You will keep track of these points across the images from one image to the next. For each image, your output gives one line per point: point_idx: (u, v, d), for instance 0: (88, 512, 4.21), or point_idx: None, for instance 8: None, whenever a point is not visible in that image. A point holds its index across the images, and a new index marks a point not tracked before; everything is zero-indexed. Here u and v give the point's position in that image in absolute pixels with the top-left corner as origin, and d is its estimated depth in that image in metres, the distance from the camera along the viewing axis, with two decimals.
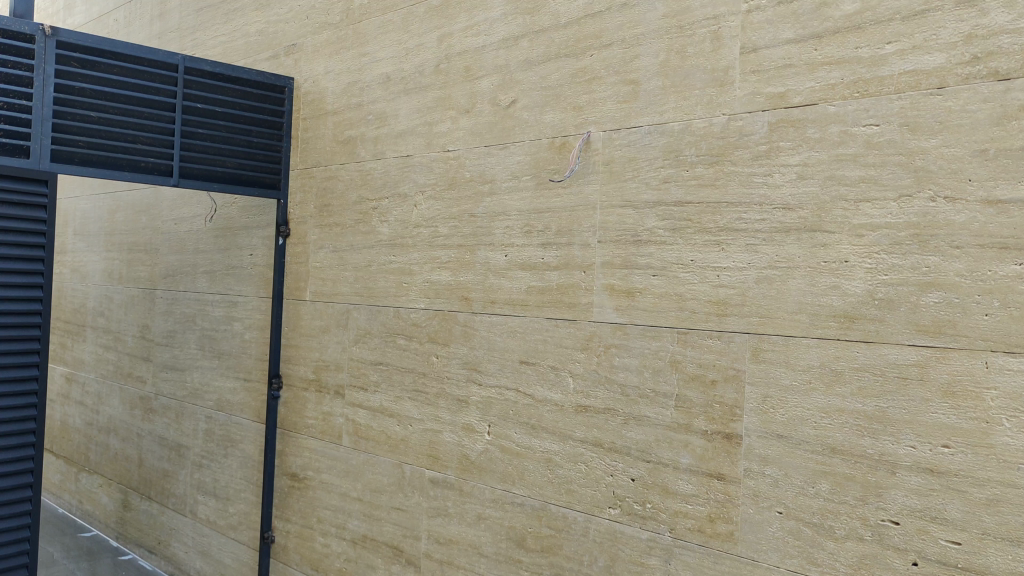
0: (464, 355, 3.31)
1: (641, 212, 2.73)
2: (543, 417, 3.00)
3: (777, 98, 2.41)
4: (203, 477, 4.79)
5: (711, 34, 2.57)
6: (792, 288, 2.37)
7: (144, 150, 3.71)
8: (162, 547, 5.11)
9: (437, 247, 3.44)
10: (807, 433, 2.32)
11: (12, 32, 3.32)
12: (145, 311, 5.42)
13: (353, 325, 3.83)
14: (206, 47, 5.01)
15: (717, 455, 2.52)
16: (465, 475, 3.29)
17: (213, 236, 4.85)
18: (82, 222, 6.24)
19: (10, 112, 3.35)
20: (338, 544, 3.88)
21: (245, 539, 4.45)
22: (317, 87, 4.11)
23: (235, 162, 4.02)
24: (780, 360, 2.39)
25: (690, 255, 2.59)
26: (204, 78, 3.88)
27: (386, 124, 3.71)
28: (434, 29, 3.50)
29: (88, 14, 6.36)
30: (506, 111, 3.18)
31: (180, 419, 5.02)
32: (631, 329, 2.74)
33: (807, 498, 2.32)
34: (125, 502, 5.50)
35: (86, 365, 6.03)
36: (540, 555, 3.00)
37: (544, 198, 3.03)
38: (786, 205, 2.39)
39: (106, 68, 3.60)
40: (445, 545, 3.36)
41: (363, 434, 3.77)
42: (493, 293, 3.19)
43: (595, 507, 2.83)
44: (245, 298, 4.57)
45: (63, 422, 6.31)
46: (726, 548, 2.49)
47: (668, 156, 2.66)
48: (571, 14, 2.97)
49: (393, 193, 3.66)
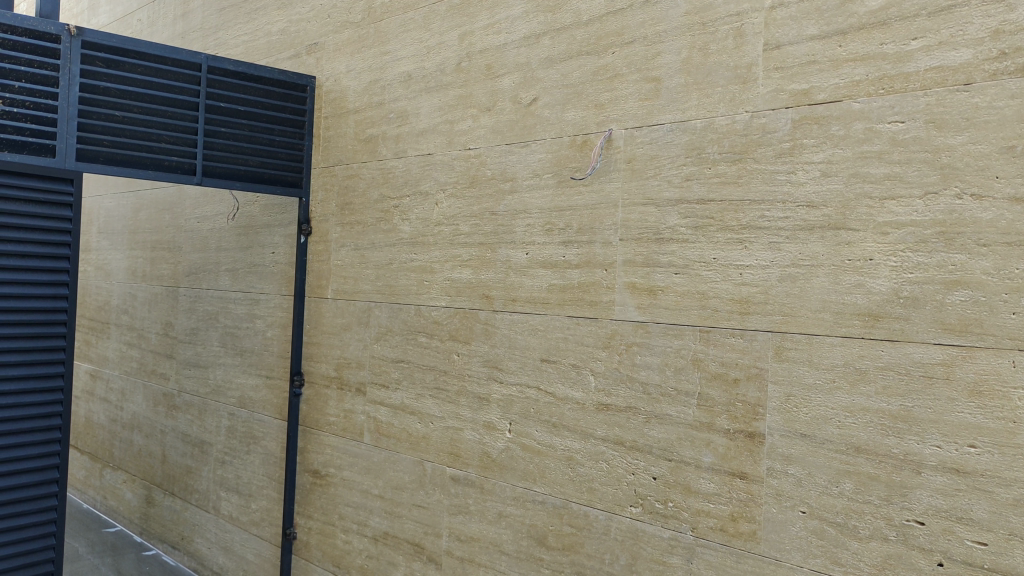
0: (485, 353, 3.31)
1: (662, 211, 2.72)
2: (564, 416, 3.00)
3: (801, 95, 2.40)
4: (225, 473, 4.83)
5: (734, 31, 2.55)
6: (815, 286, 2.35)
7: (167, 149, 3.75)
8: (185, 543, 5.15)
9: (458, 245, 3.44)
10: (830, 433, 2.31)
11: (37, 31, 3.36)
12: (168, 308, 5.46)
13: (375, 323, 3.84)
14: (228, 46, 5.04)
15: (740, 454, 2.51)
16: (487, 473, 3.29)
17: (235, 234, 4.89)
18: (106, 220, 6.30)
19: (36, 111, 3.38)
20: (360, 541, 3.90)
21: (268, 535, 4.47)
22: (338, 86, 4.13)
23: (257, 161, 4.04)
24: (804, 359, 2.37)
25: (712, 253, 2.58)
26: (227, 77, 3.90)
27: (407, 122, 3.72)
28: (455, 27, 3.50)
29: (112, 14, 6.42)
30: (528, 109, 3.18)
31: (202, 416, 5.06)
32: (653, 327, 2.73)
33: (831, 498, 2.31)
34: (149, 498, 5.55)
35: (110, 362, 6.09)
36: (561, 553, 2.99)
37: (566, 196, 3.02)
38: (809, 203, 2.37)
39: (130, 67, 3.63)
40: (466, 543, 3.37)
41: (384, 432, 3.78)
42: (514, 291, 3.19)
43: (617, 506, 2.83)
44: (267, 295, 4.59)
45: (87, 418, 6.38)
46: (749, 548, 2.47)
47: (691, 154, 2.65)
48: (593, 12, 2.96)
49: (415, 191, 3.67)
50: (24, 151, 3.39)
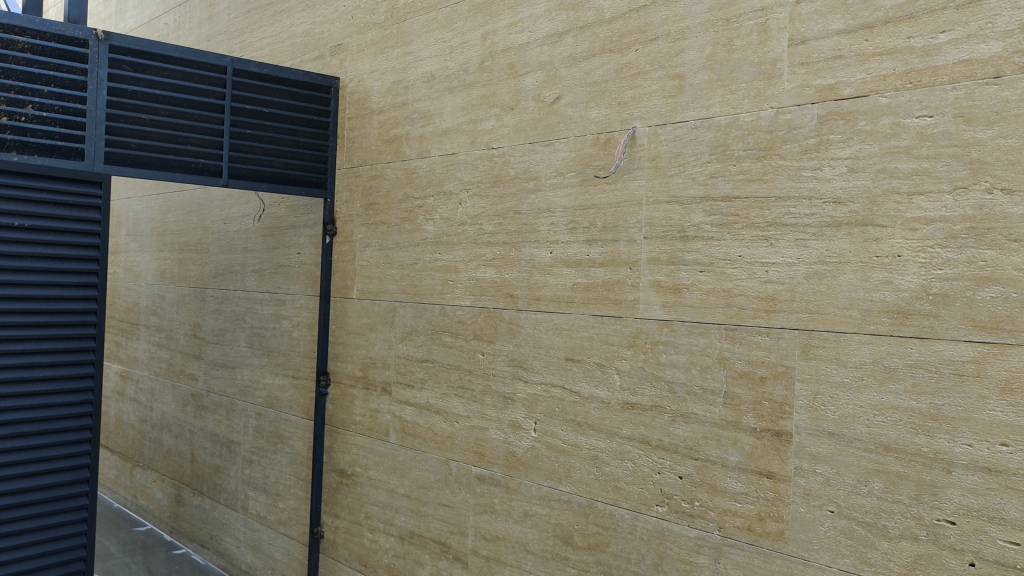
0: (510, 352, 3.31)
1: (687, 208, 2.70)
2: (590, 415, 2.99)
3: (827, 90, 2.37)
4: (253, 473, 4.87)
5: (758, 26, 2.53)
6: (843, 283, 2.33)
7: (194, 151, 3.77)
8: (214, 542, 5.20)
9: (482, 245, 3.44)
10: (858, 431, 2.29)
11: (66, 36, 3.41)
12: (196, 309, 5.51)
13: (400, 323, 3.85)
14: (253, 49, 5.08)
15: (767, 453, 2.48)
16: (512, 472, 3.29)
17: (262, 235, 4.92)
18: (135, 223, 6.37)
19: (65, 115, 3.42)
20: (386, 540, 3.91)
21: (295, 534, 4.50)
22: (362, 87, 4.15)
23: (282, 162, 4.06)
24: (831, 357, 2.35)
25: (738, 250, 2.56)
26: (253, 79, 3.92)
27: (431, 122, 3.72)
28: (477, 27, 3.50)
29: (139, 18, 6.49)
30: (551, 108, 3.17)
31: (230, 415, 5.10)
32: (678, 325, 2.72)
33: (860, 497, 2.28)
34: (178, 497, 5.60)
35: (139, 363, 6.15)
36: (587, 552, 2.99)
37: (590, 194, 3.01)
38: (836, 199, 2.35)
39: (158, 71, 3.66)
40: (492, 542, 3.37)
41: (410, 431, 3.79)
42: (539, 290, 3.19)
43: (643, 505, 2.81)
44: (293, 296, 4.62)
45: (118, 418, 6.45)
46: (776, 548, 2.46)
47: (715, 151, 2.64)
48: (615, 10, 2.95)
49: (438, 191, 3.67)
50: (54, 154, 3.42)
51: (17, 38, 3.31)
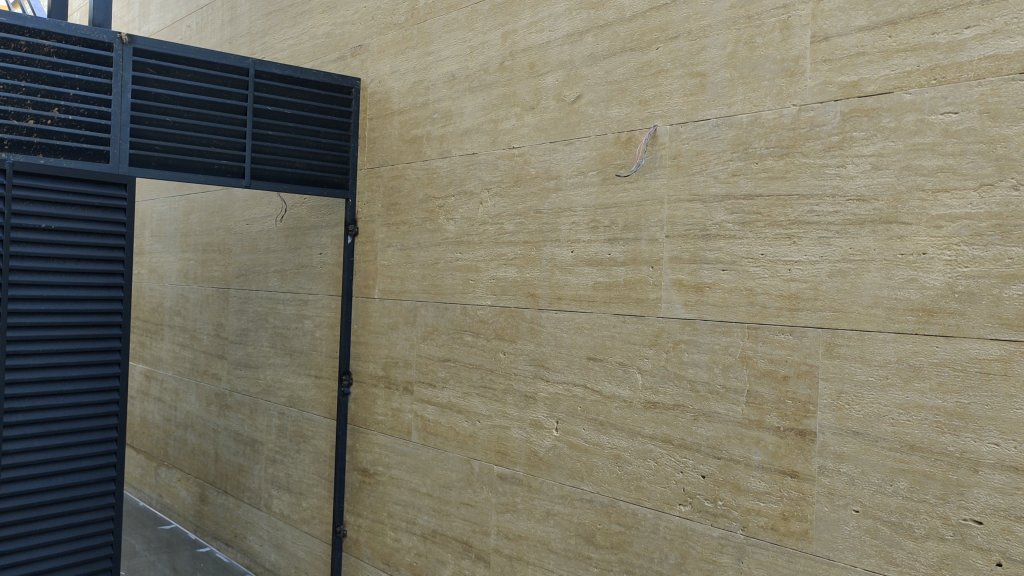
0: (531, 352, 3.31)
1: (708, 207, 2.70)
2: (611, 414, 2.99)
3: (850, 87, 2.36)
4: (276, 472, 4.90)
5: (781, 23, 2.52)
6: (867, 281, 2.31)
7: (217, 152, 3.80)
8: (238, 540, 5.24)
9: (504, 244, 3.45)
10: (883, 430, 2.27)
11: (90, 40, 3.45)
12: (220, 309, 5.55)
13: (421, 322, 3.87)
14: (275, 50, 5.11)
15: (791, 452, 2.47)
16: (534, 471, 3.29)
17: (284, 236, 4.95)
18: (159, 224, 6.43)
19: (90, 118, 3.46)
20: (409, 539, 3.93)
21: (318, 533, 4.53)
22: (383, 88, 4.16)
23: (304, 163, 4.08)
24: (855, 355, 2.34)
25: (760, 249, 2.55)
26: (274, 81, 3.95)
27: (451, 122, 3.73)
28: (498, 26, 3.51)
29: (162, 21, 6.54)
30: (572, 107, 3.17)
31: (254, 415, 5.13)
32: (700, 324, 2.71)
33: (885, 496, 2.27)
34: (203, 496, 5.65)
35: (164, 363, 6.21)
36: (610, 551, 2.99)
37: (611, 193, 3.01)
38: (859, 197, 2.33)
39: (181, 73, 3.70)
40: (515, 541, 3.37)
41: (432, 430, 3.80)
42: (560, 289, 3.19)
43: (665, 504, 2.81)
44: (315, 296, 4.65)
45: (143, 418, 6.52)
46: (801, 547, 2.44)
47: (736, 149, 2.63)
48: (636, 8, 2.95)
49: (459, 191, 3.68)
50: (79, 157, 3.47)
51: (43, 42, 3.34)
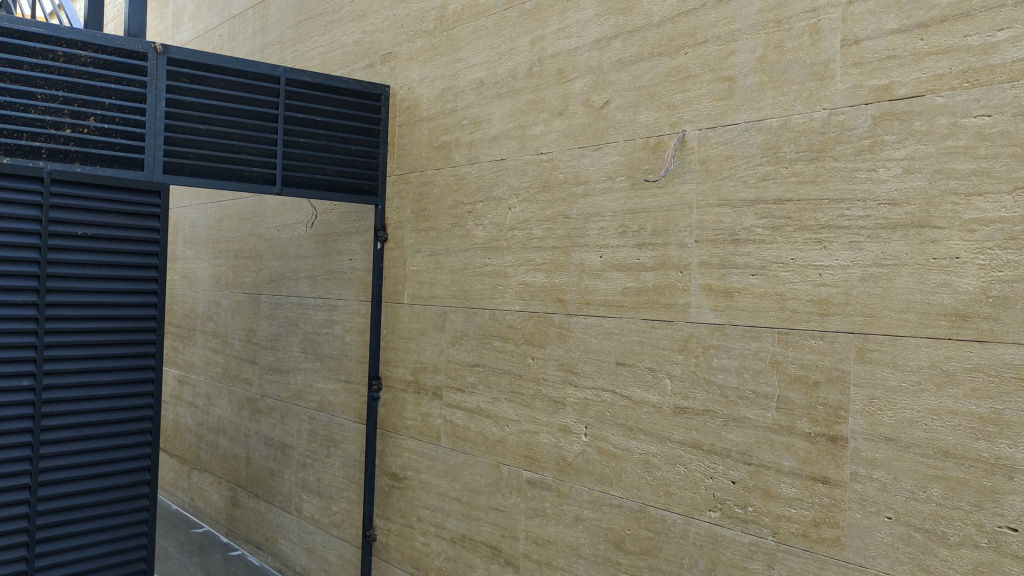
0: (560, 357, 3.32)
1: (738, 211, 2.69)
2: (640, 419, 2.98)
3: (881, 90, 2.34)
4: (307, 476, 4.93)
5: (810, 27, 2.51)
6: (899, 286, 2.29)
7: (249, 160, 3.85)
8: (269, 543, 5.28)
9: (532, 249, 3.46)
10: (916, 436, 2.25)
11: (126, 50, 3.50)
12: (251, 315, 5.61)
13: (450, 327, 3.89)
14: (305, 58, 5.16)
15: (822, 458, 2.46)
16: (563, 476, 3.29)
17: (315, 242, 4.99)
18: (191, 230, 6.51)
19: (126, 127, 3.52)
20: (438, 543, 3.94)
21: (349, 537, 4.56)
22: (412, 95, 4.19)
23: (334, 169, 4.12)
24: (887, 360, 2.32)
25: (791, 253, 2.54)
26: (305, 89, 3.99)
27: (480, 128, 3.75)
28: (526, 33, 3.52)
29: (195, 30, 6.64)
30: (600, 112, 3.18)
31: (285, 419, 5.18)
32: (729, 329, 2.70)
33: (918, 503, 2.25)
34: (234, 500, 5.70)
35: (196, 368, 6.28)
36: (639, 557, 2.98)
37: (640, 198, 3.01)
38: (891, 201, 2.32)
39: (214, 82, 3.74)
40: (544, 546, 3.37)
41: (461, 434, 3.82)
42: (589, 294, 3.19)
43: (695, 510, 2.80)
44: (346, 301, 4.69)
45: (176, 422, 6.59)
46: (833, 554, 2.42)
47: (767, 154, 2.62)
48: (665, 13, 2.95)
49: (488, 197, 3.70)
50: (115, 165, 3.53)
51: (80, 53, 3.40)
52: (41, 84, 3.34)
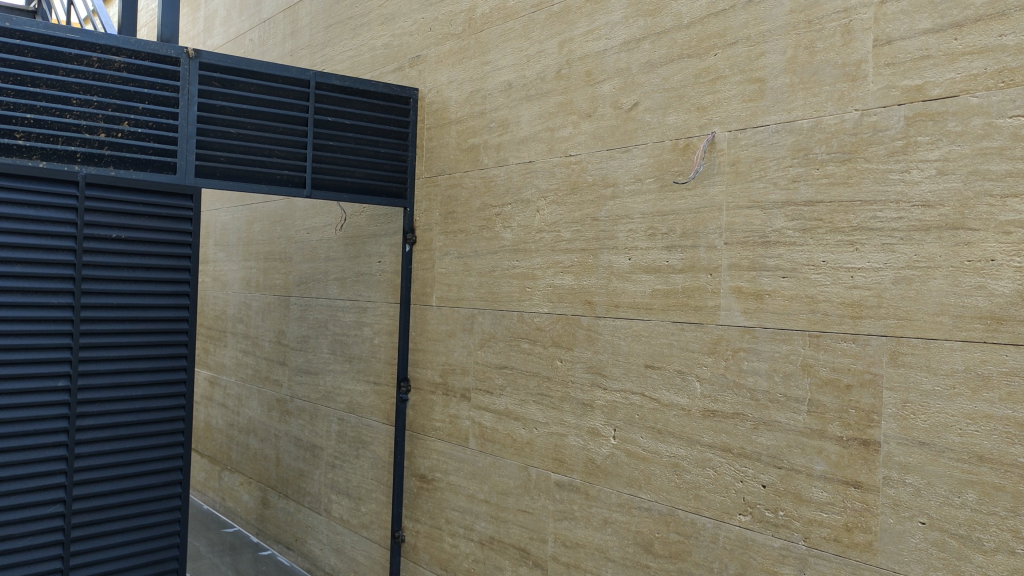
0: (588, 359, 3.31)
1: (768, 213, 2.67)
2: (669, 422, 2.97)
3: (914, 91, 2.32)
4: (336, 476, 4.96)
5: (842, 27, 2.49)
6: (932, 288, 2.27)
7: (279, 163, 3.88)
8: (299, 544, 5.32)
9: (561, 252, 3.46)
10: (951, 440, 2.22)
11: (159, 55, 3.55)
12: (281, 317, 5.65)
13: (478, 329, 3.89)
14: (335, 62, 5.20)
15: (854, 462, 2.43)
16: (591, 479, 3.29)
17: (344, 244, 5.03)
18: (222, 233, 6.58)
19: (159, 131, 3.56)
20: (466, 545, 3.95)
21: (377, 538, 4.58)
22: (440, 98, 4.20)
23: (363, 172, 4.13)
24: (921, 364, 2.29)
25: (822, 255, 2.52)
26: (335, 92, 4.02)
27: (508, 131, 3.76)
28: (555, 35, 3.52)
29: (226, 35, 6.70)
30: (629, 113, 3.17)
31: (314, 420, 5.21)
32: (760, 331, 2.69)
33: (952, 508, 2.22)
34: (264, 500, 5.75)
35: (227, 369, 6.34)
36: (668, 560, 2.97)
37: (668, 200, 3.00)
38: (925, 202, 2.29)
39: (244, 86, 3.78)
40: (572, 549, 3.37)
41: (489, 437, 3.82)
42: (617, 297, 3.19)
43: (725, 514, 2.78)
44: (375, 304, 4.71)
45: (207, 423, 6.66)
46: (865, 559, 2.40)
47: (797, 155, 2.60)
48: (694, 14, 2.94)
49: (516, 199, 3.70)
50: (148, 168, 3.55)
51: (114, 58, 3.44)
52: (76, 88, 3.38)
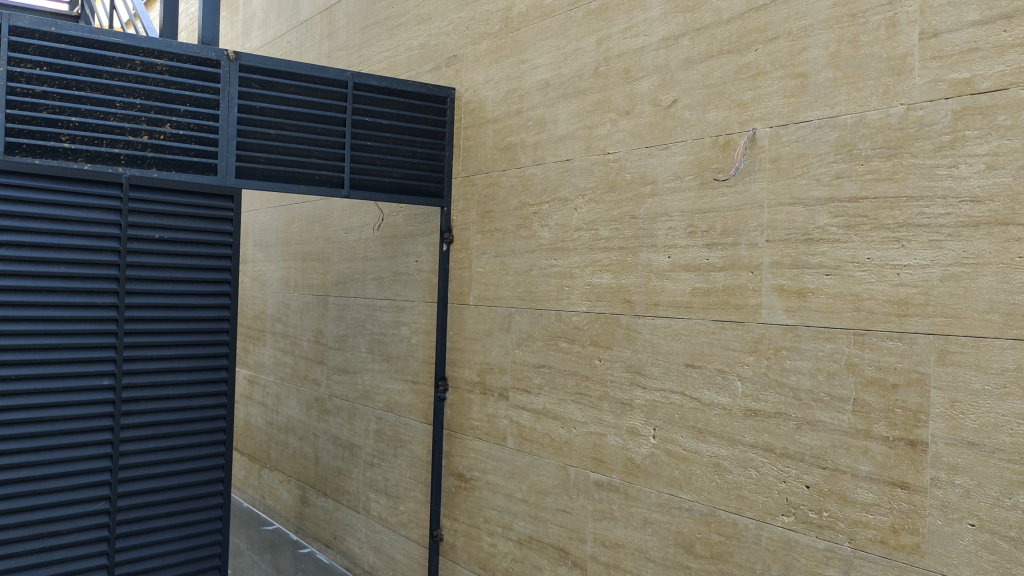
0: (627, 358, 3.29)
1: (811, 210, 2.64)
2: (710, 421, 2.95)
3: (962, 84, 2.28)
4: (374, 475, 4.98)
5: (886, 20, 2.45)
6: (982, 286, 2.22)
7: (318, 164, 3.91)
8: (338, 542, 5.35)
9: (599, 250, 3.44)
10: (1001, 441, 2.18)
11: (200, 57, 3.59)
12: (319, 316, 5.69)
13: (516, 328, 3.89)
14: (372, 62, 5.23)
15: (901, 462, 2.39)
16: (630, 478, 3.27)
17: (381, 244, 5.05)
18: (261, 233, 6.63)
19: (200, 133, 3.61)
20: (505, 544, 3.94)
21: (416, 537, 4.59)
22: (477, 97, 4.21)
23: (401, 172, 4.15)
24: (970, 363, 2.24)
25: (867, 253, 2.48)
26: (372, 92, 4.04)
27: (546, 129, 3.75)
28: (593, 32, 3.51)
29: (264, 37, 6.77)
30: (667, 111, 3.15)
31: (352, 419, 5.24)
32: (803, 330, 2.65)
33: (1003, 510, 2.17)
34: (304, 498, 5.79)
35: (266, 368, 6.40)
36: (710, 561, 2.94)
37: (708, 198, 2.97)
38: (973, 198, 2.25)
39: (283, 87, 3.81)
40: (612, 549, 3.35)
41: (527, 436, 3.82)
42: (657, 296, 3.16)
43: (767, 515, 2.75)
44: (412, 303, 4.73)
45: (247, 421, 6.73)
46: (912, 561, 2.36)
47: (840, 151, 2.56)
48: (734, 10, 2.91)
49: (554, 198, 3.69)
50: (190, 170, 3.62)
51: (156, 61, 3.49)
52: (120, 92, 3.42)
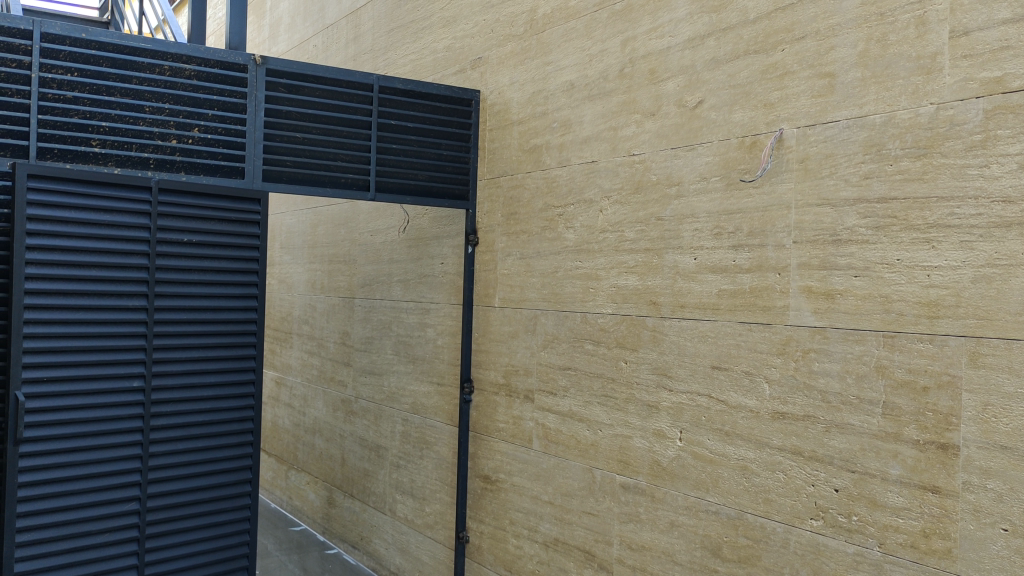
0: (653, 360, 3.28)
1: (839, 211, 2.62)
2: (737, 424, 2.93)
3: (994, 83, 2.24)
4: (401, 477, 5.00)
5: (916, 19, 2.42)
6: (1014, 287, 2.19)
7: (343, 167, 3.96)
8: (364, 543, 5.37)
9: (624, 252, 3.43)
10: None
11: (228, 62, 3.66)
12: (345, 318, 5.72)
13: (542, 330, 3.89)
14: (397, 65, 5.25)
15: (932, 466, 2.36)
16: (657, 481, 3.26)
17: (407, 246, 5.06)
18: (288, 236, 6.68)
19: (228, 137, 3.69)
20: (531, 546, 3.94)
21: (442, 538, 4.60)
22: (502, 99, 4.21)
23: (426, 174, 4.16)
24: (1003, 365, 2.21)
25: (897, 254, 2.46)
26: (397, 95, 4.07)
27: (571, 131, 3.74)
28: (617, 33, 3.50)
29: (290, 41, 6.82)
30: (693, 112, 3.13)
31: (379, 420, 5.26)
32: (831, 332, 2.63)
33: None
34: (330, 499, 5.82)
35: (293, 369, 6.44)
36: (737, 565, 2.92)
37: (735, 199, 2.95)
38: (1006, 198, 2.21)
39: (310, 91, 3.87)
40: (638, 552, 3.34)
41: (553, 438, 3.81)
42: (683, 297, 3.15)
43: (796, 518, 2.73)
44: (438, 305, 4.74)
45: (274, 422, 6.78)
46: (944, 566, 2.33)
47: (869, 151, 2.54)
48: (760, 10, 2.89)
49: (579, 199, 3.69)
50: (218, 173, 3.70)
51: (184, 66, 3.57)
52: (150, 97, 3.52)
